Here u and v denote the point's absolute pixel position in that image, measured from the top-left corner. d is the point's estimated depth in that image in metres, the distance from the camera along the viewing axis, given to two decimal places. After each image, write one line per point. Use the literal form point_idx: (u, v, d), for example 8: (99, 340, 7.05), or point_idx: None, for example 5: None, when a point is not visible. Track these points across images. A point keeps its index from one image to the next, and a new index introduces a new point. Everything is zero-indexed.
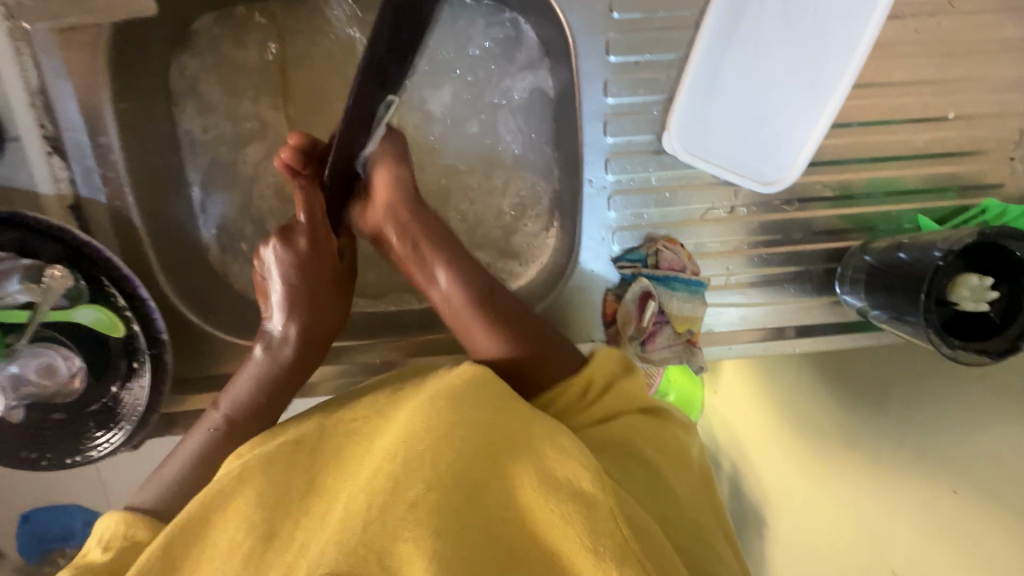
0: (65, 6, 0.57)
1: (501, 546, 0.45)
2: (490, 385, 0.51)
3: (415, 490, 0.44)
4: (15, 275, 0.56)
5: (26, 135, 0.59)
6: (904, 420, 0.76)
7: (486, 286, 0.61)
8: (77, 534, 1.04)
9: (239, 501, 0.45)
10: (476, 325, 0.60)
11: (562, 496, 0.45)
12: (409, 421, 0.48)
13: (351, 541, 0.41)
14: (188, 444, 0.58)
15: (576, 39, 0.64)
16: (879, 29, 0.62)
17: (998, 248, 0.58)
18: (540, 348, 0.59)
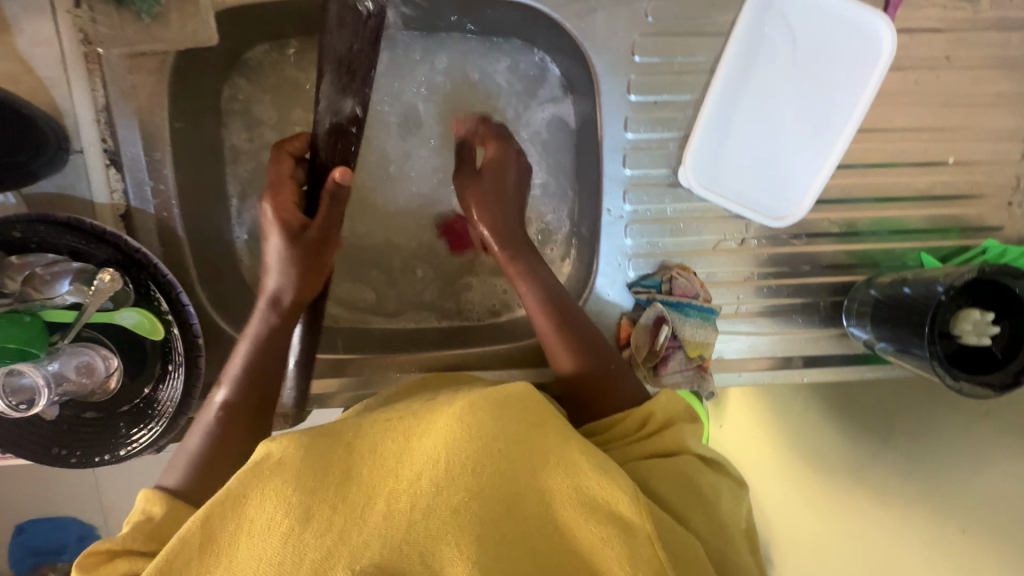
0: (138, 34, 0.63)
1: (537, 556, 0.48)
2: (535, 404, 0.53)
3: (457, 497, 0.47)
4: (66, 277, 0.60)
5: (88, 149, 0.63)
6: (912, 457, 0.78)
7: (557, 297, 0.67)
8: (70, 548, 1.04)
9: (278, 484, 0.47)
10: (553, 340, 0.66)
11: (601, 518, 0.48)
12: (451, 429, 0.50)
13: (394, 540, 0.45)
14: (192, 435, 0.58)
15: (600, 78, 0.68)
16: (880, 84, 0.67)
17: (997, 284, 0.61)
18: (598, 363, 0.65)
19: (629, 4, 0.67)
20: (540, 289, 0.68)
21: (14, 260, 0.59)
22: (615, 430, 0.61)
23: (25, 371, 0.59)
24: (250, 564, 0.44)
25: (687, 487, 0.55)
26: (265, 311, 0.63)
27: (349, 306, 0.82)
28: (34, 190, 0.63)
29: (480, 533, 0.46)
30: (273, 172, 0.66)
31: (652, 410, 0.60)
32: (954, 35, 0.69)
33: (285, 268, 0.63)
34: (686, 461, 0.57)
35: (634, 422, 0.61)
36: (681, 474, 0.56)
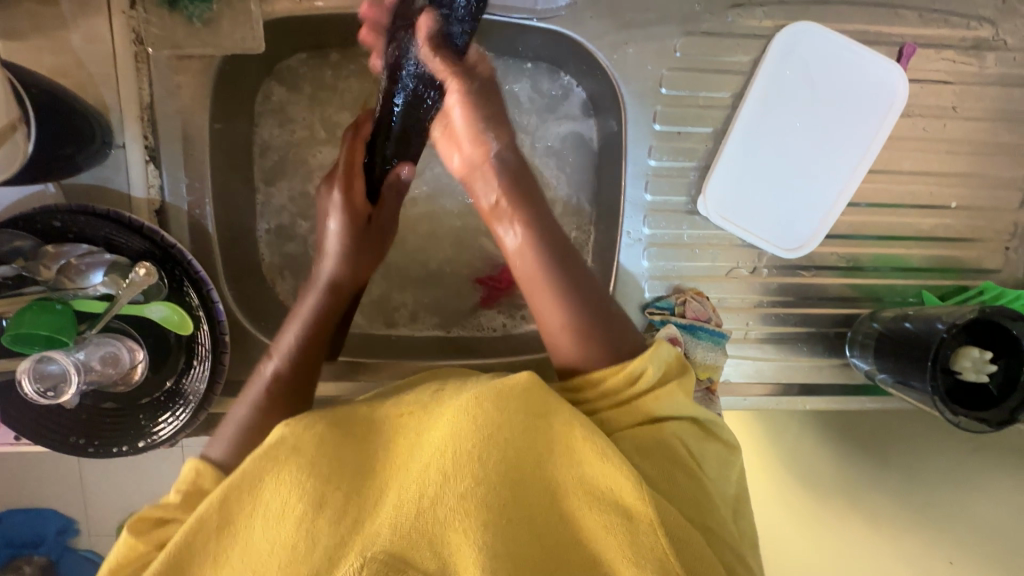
0: (188, 38, 0.65)
1: (543, 540, 0.49)
2: (538, 392, 0.53)
3: (464, 485, 0.48)
4: (99, 268, 0.62)
5: (130, 144, 0.65)
6: (906, 484, 0.82)
7: (554, 240, 0.63)
8: (46, 542, 0.96)
9: (296, 473, 0.50)
10: (544, 292, 0.61)
11: (605, 506, 0.49)
12: (455, 422, 0.51)
13: (405, 526, 0.47)
14: (244, 402, 0.62)
15: (628, 106, 0.71)
16: (886, 137, 0.72)
17: (994, 323, 0.64)
18: (595, 312, 0.61)
19: (658, 39, 0.70)
20: (532, 220, 0.63)
21: (49, 249, 0.61)
22: (602, 393, 0.58)
23: (55, 358, 0.60)
24: (267, 546, 0.48)
25: (680, 466, 0.54)
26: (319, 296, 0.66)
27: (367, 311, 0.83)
28: (73, 181, 0.65)
29: (492, 520, 0.47)
30: (345, 159, 0.68)
31: (644, 367, 0.57)
32: (962, 87, 0.73)
33: (343, 262, 0.68)
34: (674, 431, 0.56)
35: (622, 380, 0.57)
36: (672, 448, 0.55)
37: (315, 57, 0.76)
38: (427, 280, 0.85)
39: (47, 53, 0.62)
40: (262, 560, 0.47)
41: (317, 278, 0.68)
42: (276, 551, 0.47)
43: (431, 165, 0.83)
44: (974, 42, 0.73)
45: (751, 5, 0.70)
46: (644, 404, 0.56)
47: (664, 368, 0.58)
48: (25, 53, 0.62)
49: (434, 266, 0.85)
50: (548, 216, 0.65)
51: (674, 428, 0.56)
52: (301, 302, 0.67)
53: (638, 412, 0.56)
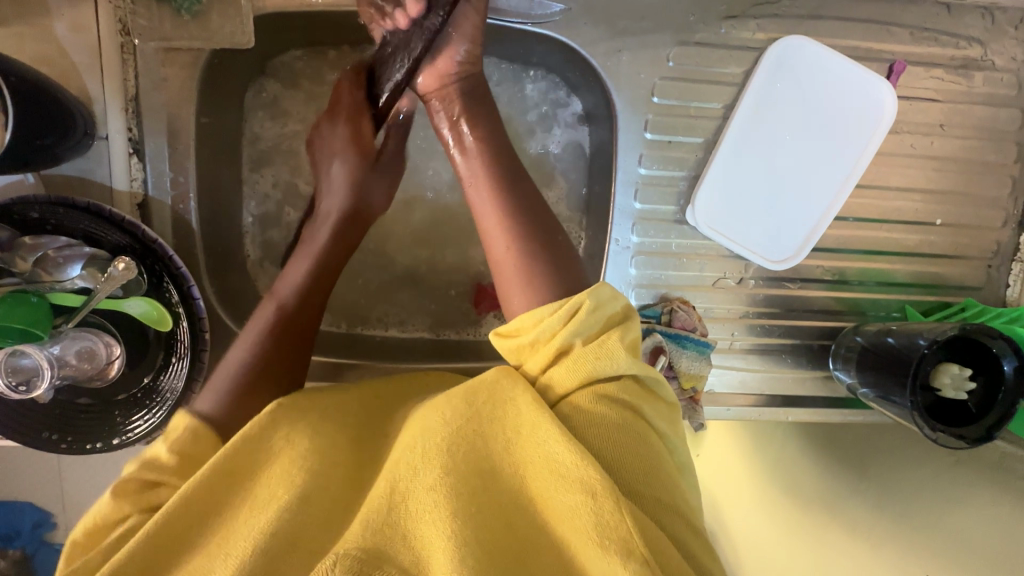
0: (176, 31, 0.64)
1: (516, 534, 0.46)
2: (504, 382, 0.52)
3: (432, 475, 0.46)
4: (77, 262, 0.61)
5: (114, 136, 0.64)
6: (884, 491, 0.83)
7: (506, 176, 0.63)
8: (24, 534, 0.92)
9: (281, 464, 0.50)
10: (489, 217, 0.60)
11: (572, 493, 0.45)
12: (430, 417, 0.51)
13: (376, 520, 0.45)
14: (236, 349, 0.60)
15: (619, 113, 0.71)
16: (872, 156, 0.72)
17: (974, 342, 0.64)
18: (535, 237, 0.58)
19: (651, 48, 0.70)
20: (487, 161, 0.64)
21: (26, 240, 0.59)
22: (540, 353, 0.53)
23: (28, 352, 0.58)
24: (238, 532, 0.46)
25: (642, 447, 0.49)
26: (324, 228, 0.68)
27: (354, 311, 0.82)
28: (54, 172, 0.63)
29: (465, 509, 0.45)
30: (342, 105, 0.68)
31: (580, 301, 0.52)
32: (950, 106, 0.74)
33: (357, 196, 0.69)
34: (613, 390, 0.51)
35: (558, 319, 0.52)
36: (629, 429, 0.49)
37: (307, 54, 0.76)
38: (415, 281, 0.84)
39: (31, 40, 0.61)
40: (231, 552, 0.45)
41: (330, 210, 0.68)
42: (242, 537, 0.45)
43: (423, 166, 0.82)
44: (963, 62, 0.74)
45: (744, 16, 0.70)
46: (583, 363, 0.51)
47: (602, 310, 0.53)
48: (7, 40, 0.61)
49: (421, 267, 0.84)
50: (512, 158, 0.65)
51: (613, 390, 0.51)
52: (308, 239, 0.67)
53: (578, 366, 0.51)
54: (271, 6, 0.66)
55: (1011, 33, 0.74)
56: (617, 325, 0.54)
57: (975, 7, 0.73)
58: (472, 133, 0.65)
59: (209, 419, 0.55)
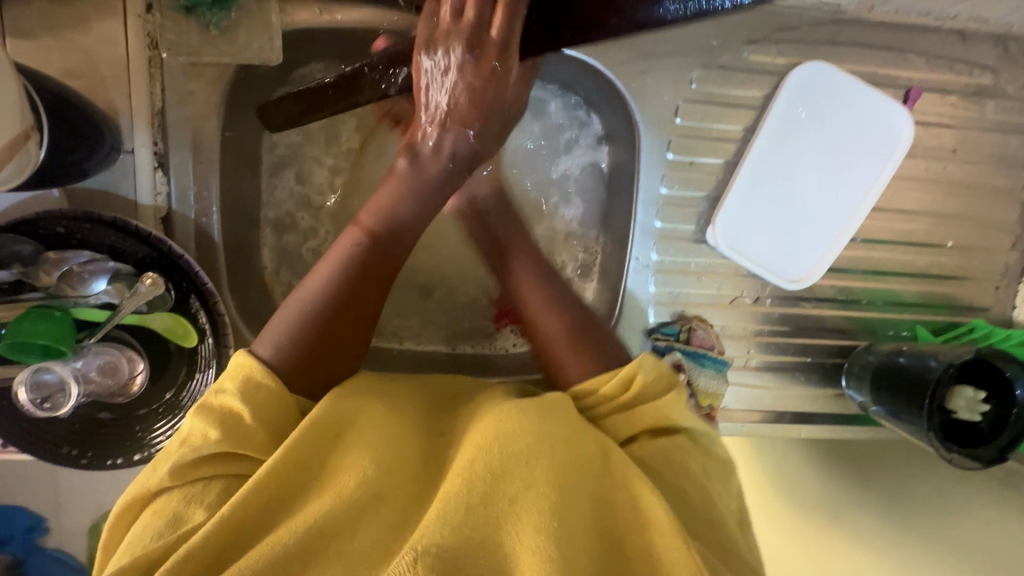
0: (204, 45, 0.63)
1: (592, 550, 0.46)
2: (568, 405, 0.54)
3: (515, 486, 0.46)
4: (102, 276, 0.60)
5: (139, 150, 0.63)
6: (887, 494, 0.85)
7: (547, 276, 0.69)
8: (14, 539, 0.81)
9: (353, 462, 0.47)
10: (539, 310, 0.66)
11: (654, 521, 0.46)
12: (507, 422, 0.50)
13: (455, 523, 0.44)
14: (317, 275, 0.56)
15: (642, 133, 0.72)
16: (887, 181, 0.74)
17: (987, 365, 0.66)
18: (584, 323, 0.64)
19: (676, 70, 0.71)
20: (529, 266, 0.69)
21: (51, 255, 0.59)
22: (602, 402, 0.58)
23: (52, 368, 0.59)
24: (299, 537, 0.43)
25: (693, 481, 0.53)
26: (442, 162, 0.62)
27: None
28: (78, 186, 0.63)
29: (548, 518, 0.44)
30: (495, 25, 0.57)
31: (636, 372, 0.57)
32: (962, 131, 0.76)
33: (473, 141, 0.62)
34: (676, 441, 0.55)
35: (614, 386, 0.57)
36: (684, 467, 0.53)
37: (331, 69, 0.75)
38: (433, 294, 0.84)
39: (57, 53, 0.61)
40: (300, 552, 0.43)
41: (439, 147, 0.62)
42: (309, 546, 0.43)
43: None
44: (976, 89, 0.75)
45: (766, 41, 0.72)
46: (647, 412, 0.56)
47: (657, 379, 0.57)
48: (33, 52, 0.60)
49: (440, 281, 0.84)
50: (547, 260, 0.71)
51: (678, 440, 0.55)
52: (414, 171, 0.62)
53: (641, 420, 0.56)
54: (300, 23, 0.66)
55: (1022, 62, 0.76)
56: (671, 386, 0.58)
57: (988, 36, 0.75)
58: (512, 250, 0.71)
59: (270, 366, 0.51)
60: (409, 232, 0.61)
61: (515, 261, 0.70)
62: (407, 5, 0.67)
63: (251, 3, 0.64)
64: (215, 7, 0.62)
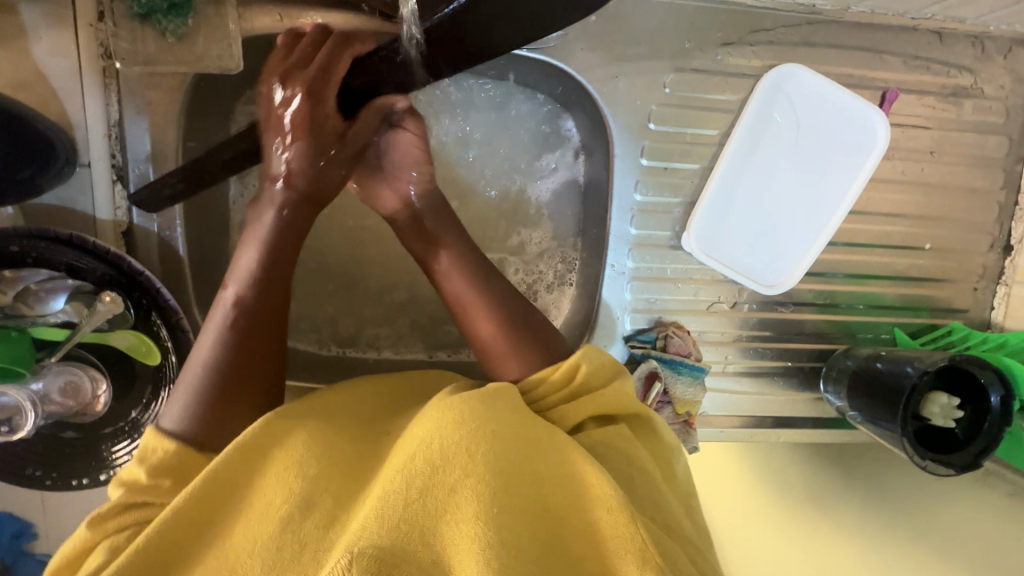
0: (160, 53, 0.61)
1: (539, 537, 0.45)
2: (511, 390, 0.53)
3: (454, 477, 0.45)
4: (61, 294, 0.59)
5: (96, 163, 0.62)
6: (870, 491, 0.86)
7: (479, 266, 0.64)
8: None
9: (287, 466, 0.47)
10: (472, 304, 0.61)
11: (601, 502, 0.46)
12: (444, 413, 0.48)
13: (393, 518, 0.43)
14: (203, 344, 0.53)
15: (616, 138, 0.71)
16: (865, 181, 0.73)
17: (963, 371, 0.65)
18: (517, 321, 0.60)
19: (650, 73, 0.70)
20: (462, 261, 0.64)
21: (6, 274, 0.57)
22: (545, 392, 0.56)
23: (7, 392, 0.57)
24: (245, 547, 0.44)
25: (638, 463, 0.53)
26: (281, 211, 0.60)
27: (346, 333, 0.81)
28: (34, 202, 0.61)
29: (490, 511, 0.43)
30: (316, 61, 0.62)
31: (577, 362, 0.55)
32: (940, 133, 0.75)
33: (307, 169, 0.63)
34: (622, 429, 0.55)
35: (560, 377, 0.56)
36: (629, 451, 0.53)
37: None
38: (409, 303, 0.82)
39: (6, 64, 0.58)
40: (241, 559, 0.43)
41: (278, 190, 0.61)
42: (254, 553, 0.43)
43: None
44: (954, 90, 0.74)
45: (741, 43, 0.70)
46: (595, 399, 0.55)
47: (600, 367, 0.56)
48: None
49: (414, 288, 0.82)
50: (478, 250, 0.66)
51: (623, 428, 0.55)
52: (254, 224, 0.60)
53: (591, 406, 0.55)
54: (260, 28, 0.64)
55: (1000, 61, 0.75)
56: (614, 373, 0.57)
57: (966, 35, 0.74)
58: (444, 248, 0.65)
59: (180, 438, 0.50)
60: (283, 272, 0.58)
61: (443, 259, 0.64)
62: (372, 8, 0.64)
63: (208, 9, 0.61)
64: (171, 14, 0.60)
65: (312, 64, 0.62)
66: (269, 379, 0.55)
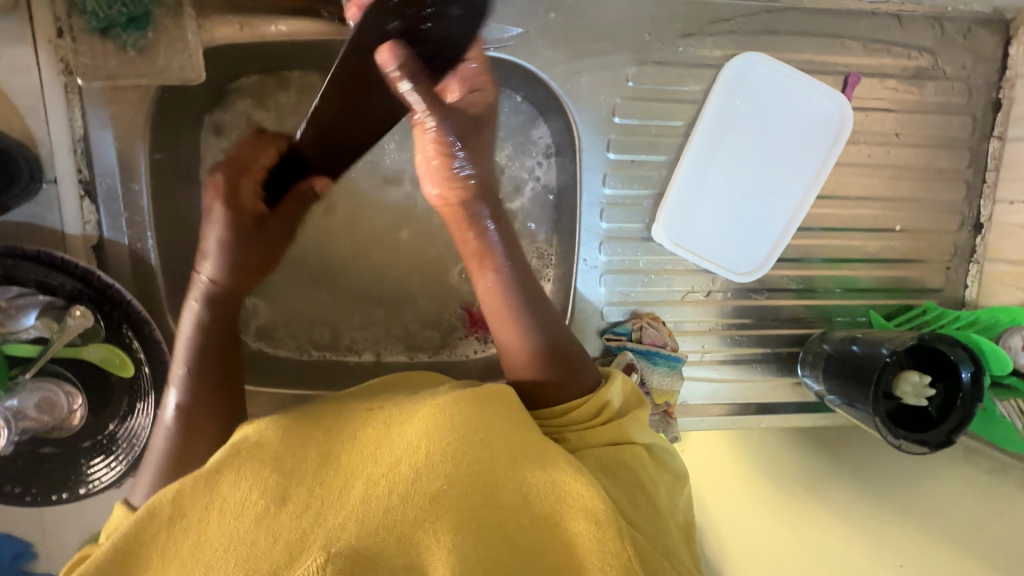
0: (121, 66, 0.61)
1: (516, 548, 0.45)
2: (504, 395, 0.52)
3: (437, 484, 0.44)
4: (32, 310, 0.59)
5: (63, 179, 0.62)
6: (858, 474, 0.86)
7: (524, 285, 0.62)
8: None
9: (262, 463, 0.45)
10: (511, 321, 0.61)
11: (584, 516, 0.46)
12: (435, 418, 0.48)
13: (371, 524, 0.42)
14: (160, 434, 0.55)
15: (581, 134, 0.71)
16: (831, 169, 0.74)
17: (934, 350, 0.66)
18: (553, 342, 0.60)
19: (612, 68, 0.70)
20: (506, 273, 0.62)
21: None
22: (568, 419, 0.57)
23: None
24: (219, 543, 0.41)
25: (634, 484, 0.53)
26: (204, 305, 0.59)
27: (325, 338, 0.81)
28: (2, 220, 0.61)
29: (466, 524, 0.44)
30: (246, 156, 0.64)
31: (606, 399, 0.57)
32: (904, 115, 0.76)
33: (225, 256, 0.61)
34: (638, 455, 0.55)
35: (588, 410, 0.57)
36: (634, 474, 0.54)
37: (263, 81, 0.74)
38: (388, 306, 0.82)
39: None
40: (210, 556, 0.41)
41: (196, 285, 0.60)
42: (229, 547, 0.41)
43: (390, 187, 0.80)
44: (915, 71, 0.75)
45: (701, 34, 0.71)
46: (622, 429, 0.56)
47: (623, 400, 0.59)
48: None
49: (393, 291, 0.82)
50: (524, 260, 0.64)
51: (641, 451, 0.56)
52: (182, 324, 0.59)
53: (616, 432, 0.55)
54: (222, 38, 0.64)
55: (960, 42, 0.76)
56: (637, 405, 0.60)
57: (925, 17, 0.75)
58: (489, 262, 0.62)
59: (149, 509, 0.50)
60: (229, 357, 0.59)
61: (488, 268, 0.62)
62: (332, 14, 0.65)
63: (168, 20, 0.62)
64: (130, 28, 0.60)
65: (236, 159, 0.63)
66: (232, 418, 0.57)
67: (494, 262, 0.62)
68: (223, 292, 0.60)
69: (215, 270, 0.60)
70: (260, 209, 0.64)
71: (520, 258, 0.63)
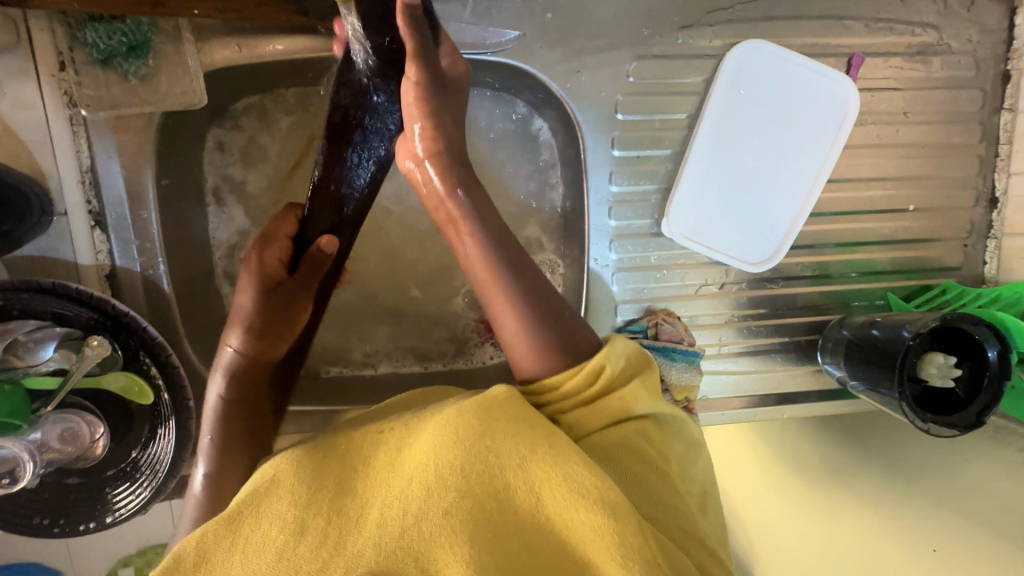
0: (124, 96, 0.62)
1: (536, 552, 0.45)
2: (510, 398, 0.50)
3: (449, 498, 0.44)
4: (49, 343, 0.59)
5: (73, 211, 0.63)
6: (887, 461, 0.84)
7: (506, 247, 0.58)
8: None
9: (278, 498, 0.45)
10: (494, 284, 0.57)
11: (596, 508, 0.43)
12: (440, 433, 0.47)
13: (389, 545, 0.42)
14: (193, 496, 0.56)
15: (585, 133, 0.71)
16: (840, 152, 0.73)
17: (959, 330, 0.65)
18: (540, 305, 0.57)
19: (612, 65, 0.70)
20: (485, 238, 0.58)
21: None
22: (568, 397, 0.55)
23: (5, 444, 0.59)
24: None
25: (646, 468, 0.52)
26: (228, 378, 0.62)
27: (340, 353, 0.81)
28: (17, 254, 0.62)
29: (481, 536, 0.44)
30: (271, 227, 0.66)
31: (603, 367, 0.54)
32: (911, 92, 0.75)
33: (248, 322, 0.63)
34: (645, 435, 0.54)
35: (581, 380, 0.54)
36: (643, 456, 0.53)
37: (263, 101, 0.74)
38: (400, 317, 0.82)
39: None
40: None
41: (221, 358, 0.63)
42: None
43: (396, 197, 0.80)
44: (920, 48, 0.74)
45: (700, 25, 0.70)
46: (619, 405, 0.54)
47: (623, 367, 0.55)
48: None
49: (404, 302, 0.82)
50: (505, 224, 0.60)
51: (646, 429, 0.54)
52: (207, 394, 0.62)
53: (617, 405, 0.54)
54: (221, 61, 0.64)
55: (965, 15, 0.74)
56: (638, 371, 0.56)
57: None
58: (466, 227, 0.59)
59: None
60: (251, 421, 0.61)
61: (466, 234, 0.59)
62: (328, 30, 0.65)
63: (168, 47, 0.62)
64: (131, 57, 0.61)
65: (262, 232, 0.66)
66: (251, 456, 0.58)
67: (470, 226, 0.58)
68: (246, 366, 0.62)
69: (240, 342, 0.62)
70: (279, 275, 0.65)
71: (501, 222, 0.60)
